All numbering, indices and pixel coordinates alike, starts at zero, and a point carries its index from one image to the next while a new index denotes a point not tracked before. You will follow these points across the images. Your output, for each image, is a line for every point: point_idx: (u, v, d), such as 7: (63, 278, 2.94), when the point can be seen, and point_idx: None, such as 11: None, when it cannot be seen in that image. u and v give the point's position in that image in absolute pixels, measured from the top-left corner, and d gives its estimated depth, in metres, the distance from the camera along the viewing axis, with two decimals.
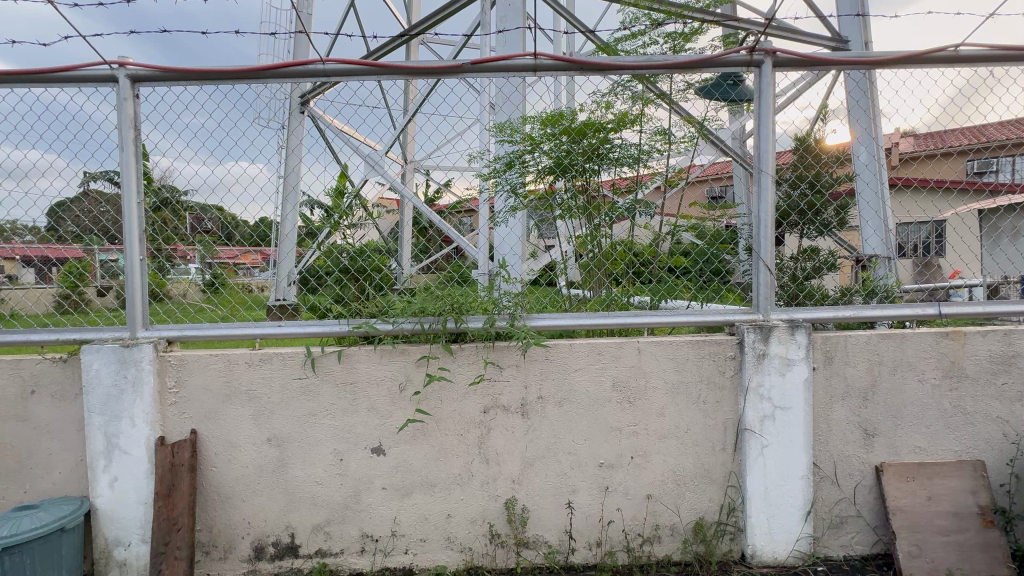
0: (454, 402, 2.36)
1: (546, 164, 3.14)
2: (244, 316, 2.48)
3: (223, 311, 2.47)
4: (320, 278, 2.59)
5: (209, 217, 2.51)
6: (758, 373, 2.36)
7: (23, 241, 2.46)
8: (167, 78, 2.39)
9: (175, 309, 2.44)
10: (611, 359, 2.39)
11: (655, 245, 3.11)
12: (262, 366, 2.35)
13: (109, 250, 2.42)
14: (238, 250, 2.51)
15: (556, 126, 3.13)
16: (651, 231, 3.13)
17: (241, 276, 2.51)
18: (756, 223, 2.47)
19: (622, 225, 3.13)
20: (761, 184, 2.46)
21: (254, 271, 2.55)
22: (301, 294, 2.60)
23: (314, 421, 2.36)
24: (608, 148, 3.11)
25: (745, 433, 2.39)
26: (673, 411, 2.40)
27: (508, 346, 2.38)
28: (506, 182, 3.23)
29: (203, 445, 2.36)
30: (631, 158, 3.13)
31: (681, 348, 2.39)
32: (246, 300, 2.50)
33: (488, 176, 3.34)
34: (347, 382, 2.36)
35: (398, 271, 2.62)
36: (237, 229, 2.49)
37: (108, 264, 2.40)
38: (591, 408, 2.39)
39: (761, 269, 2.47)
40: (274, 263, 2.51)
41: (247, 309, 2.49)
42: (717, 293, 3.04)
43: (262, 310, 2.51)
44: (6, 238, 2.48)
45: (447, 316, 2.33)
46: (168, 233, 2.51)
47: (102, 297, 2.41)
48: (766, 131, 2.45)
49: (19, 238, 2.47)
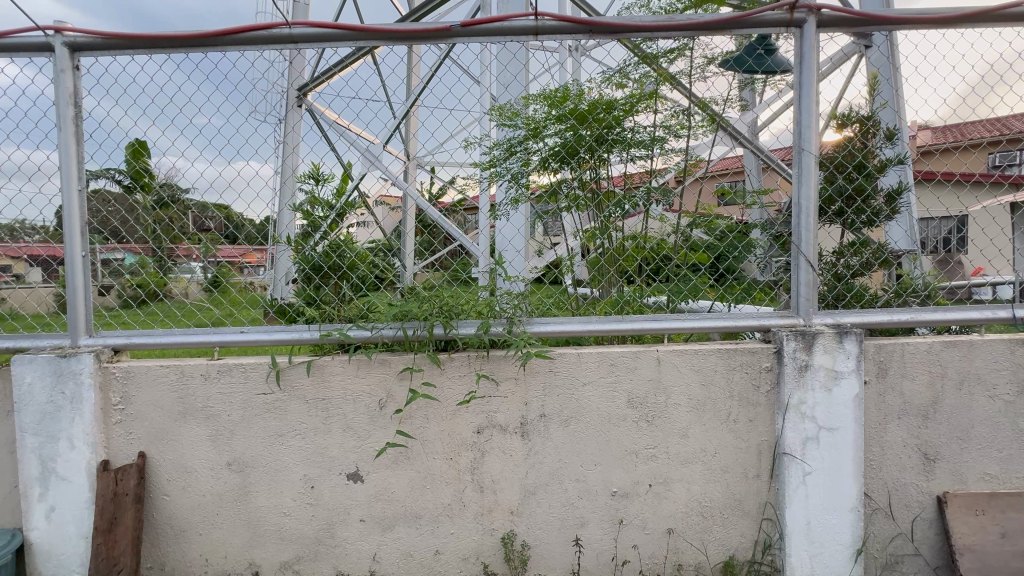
0: (443, 422, 2.03)
1: (551, 149, 2.79)
2: (239, 321, 2.19)
3: (217, 313, 2.16)
4: (312, 277, 2.28)
5: (210, 216, 2.21)
6: (799, 389, 2.01)
7: (32, 240, 2.13)
8: (111, 45, 2.07)
9: (178, 311, 2.15)
10: (626, 371, 2.04)
11: (672, 239, 2.74)
12: (220, 379, 2.03)
13: (112, 249, 2.18)
14: (238, 249, 2.19)
15: (561, 108, 2.81)
16: (667, 224, 2.75)
17: (241, 275, 2.17)
18: (796, 212, 2.10)
19: (635, 218, 2.77)
20: (802, 164, 2.08)
21: (258, 270, 2.23)
22: (300, 291, 2.28)
23: (281, 442, 2.04)
24: (618, 131, 2.75)
25: (784, 458, 2.03)
26: (699, 431, 2.06)
27: (505, 357, 2.03)
28: (506, 171, 2.92)
29: (153, 470, 2.04)
30: (645, 143, 2.77)
31: (707, 359, 2.04)
32: (243, 300, 2.19)
33: (487, 165, 2.99)
34: (318, 398, 2.03)
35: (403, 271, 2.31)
36: (241, 229, 2.20)
37: (114, 264, 2.17)
38: (603, 428, 2.05)
39: (801, 265, 2.10)
40: (273, 262, 2.28)
41: (243, 312, 2.18)
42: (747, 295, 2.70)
43: (258, 313, 2.23)
44: (12, 235, 2.14)
45: (434, 321, 2.00)
46: (174, 232, 2.21)
47: (103, 297, 2.15)
48: (809, 102, 2.08)
49: (27, 237, 2.13)
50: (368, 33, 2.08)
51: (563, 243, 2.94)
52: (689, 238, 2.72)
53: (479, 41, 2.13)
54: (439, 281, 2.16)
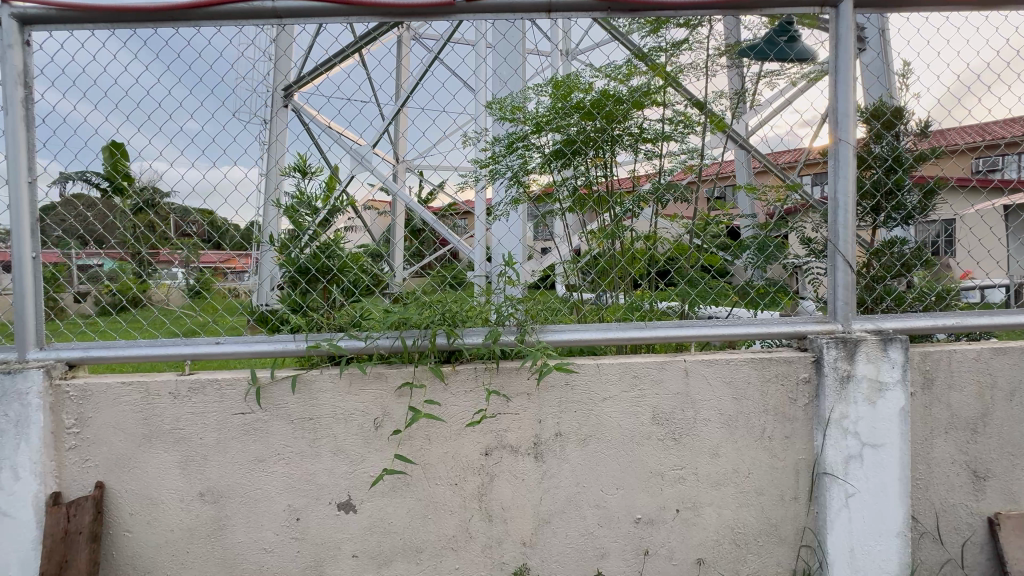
0: (447, 443, 1.80)
1: (557, 145, 2.57)
2: (216, 332, 1.92)
3: (193, 322, 1.94)
4: (298, 281, 2.07)
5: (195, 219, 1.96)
6: (841, 402, 1.82)
7: None
8: (67, 18, 1.83)
9: (146, 319, 1.92)
10: (651, 384, 1.84)
11: (683, 240, 2.53)
12: (191, 398, 1.78)
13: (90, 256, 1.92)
14: (223, 254, 2.00)
15: (568, 100, 2.60)
16: (680, 225, 2.55)
17: (227, 281, 2.00)
18: (834, 207, 1.92)
19: (645, 212, 2.57)
20: (840, 155, 1.91)
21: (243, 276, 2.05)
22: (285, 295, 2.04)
23: (263, 468, 1.79)
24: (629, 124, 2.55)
25: (825, 479, 1.84)
26: (731, 450, 1.86)
27: (516, 369, 1.81)
28: (506, 169, 2.71)
29: (113, 502, 1.78)
30: (658, 136, 2.58)
31: (739, 370, 1.85)
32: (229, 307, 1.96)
33: (485, 163, 2.74)
34: (305, 418, 1.79)
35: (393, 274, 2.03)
36: (226, 236, 1.96)
37: (93, 272, 1.91)
38: (626, 448, 1.84)
39: (839, 265, 1.93)
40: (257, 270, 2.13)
41: (222, 321, 1.93)
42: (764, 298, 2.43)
43: (237, 321, 1.97)
44: None
45: (437, 330, 1.79)
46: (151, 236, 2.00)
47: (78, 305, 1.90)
48: (847, 88, 1.91)
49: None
50: (361, 7, 1.86)
51: (553, 250, 2.68)
52: (712, 236, 2.50)
53: (485, 17, 1.93)
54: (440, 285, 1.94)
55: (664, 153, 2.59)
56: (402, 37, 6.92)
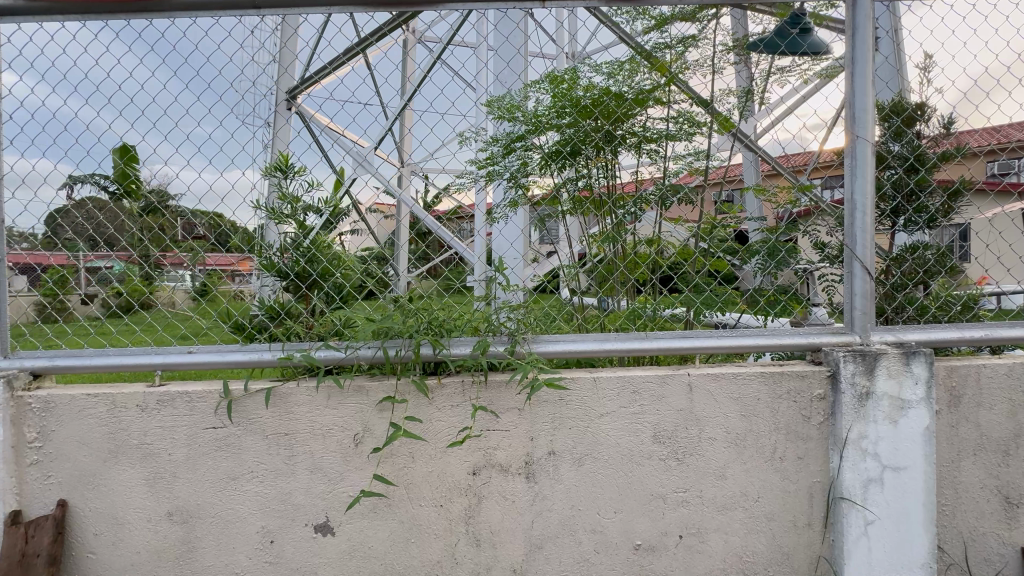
0: (432, 462, 1.67)
1: (555, 146, 2.46)
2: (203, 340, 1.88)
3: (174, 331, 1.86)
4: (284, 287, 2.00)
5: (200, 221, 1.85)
6: (859, 420, 1.67)
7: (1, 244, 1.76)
8: (36, 9, 1.75)
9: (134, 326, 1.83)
10: (652, 400, 1.70)
11: (690, 244, 2.37)
12: (160, 411, 1.67)
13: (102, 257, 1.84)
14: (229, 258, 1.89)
15: (569, 100, 2.45)
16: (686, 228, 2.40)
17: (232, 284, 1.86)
18: (851, 209, 1.78)
19: (648, 216, 2.41)
20: (857, 153, 1.77)
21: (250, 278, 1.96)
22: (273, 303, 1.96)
23: (235, 487, 1.68)
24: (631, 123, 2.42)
25: (842, 504, 1.69)
26: (739, 472, 1.72)
27: (506, 383, 1.68)
28: (503, 170, 2.53)
29: (77, 522, 1.67)
30: (664, 135, 2.43)
31: (748, 385, 1.71)
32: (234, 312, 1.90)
33: (482, 164, 2.51)
34: (280, 433, 1.68)
35: (394, 278, 1.94)
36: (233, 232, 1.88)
37: (103, 273, 1.84)
38: (624, 468, 1.71)
39: (856, 271, 1.78)
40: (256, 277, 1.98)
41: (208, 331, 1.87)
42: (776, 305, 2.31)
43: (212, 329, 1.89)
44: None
45: (421, 339, 1.67)
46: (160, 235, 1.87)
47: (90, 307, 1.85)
48: (864, 81, 1.77)
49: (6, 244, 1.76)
50: None
51: (558, 252, 2.57)
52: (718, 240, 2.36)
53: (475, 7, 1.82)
54: (427, 292, 1.81)
55: (668, 154, 2.43)
56: (407, 40, 6.85)
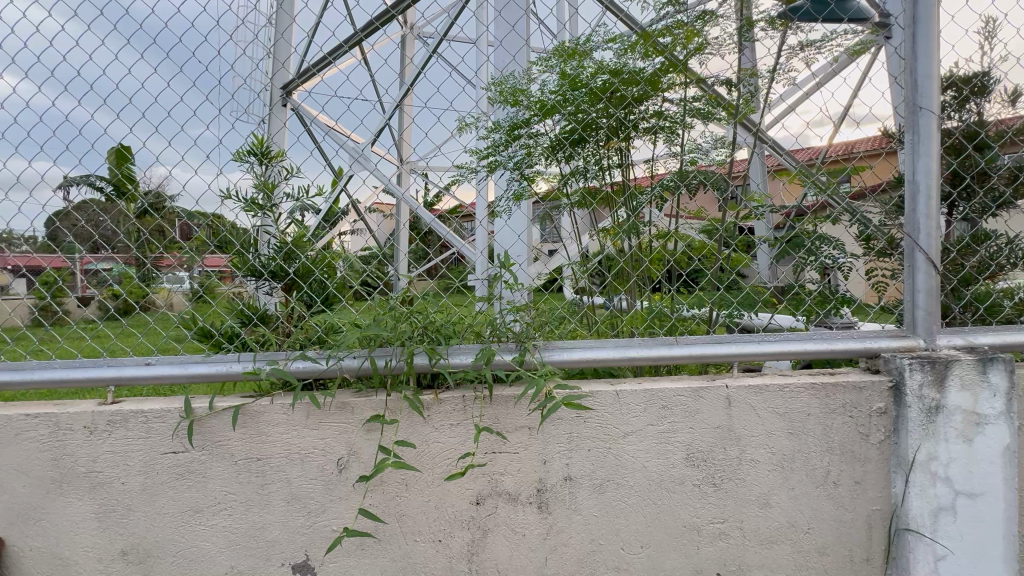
0: (428, 492, 1.43)
1: (561, 134, 2.11)
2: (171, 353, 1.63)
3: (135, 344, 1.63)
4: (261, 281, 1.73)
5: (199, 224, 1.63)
6: (929, 440, 1.42)
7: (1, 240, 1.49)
8: None
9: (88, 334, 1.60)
10: (684, 417, 1.46)
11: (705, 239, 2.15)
12: (110, 434, 1.43)
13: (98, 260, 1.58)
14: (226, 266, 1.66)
15: (578, 85, 2.17)
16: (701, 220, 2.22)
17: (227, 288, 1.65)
18: (912, 192, 1.54)
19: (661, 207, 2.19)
20: (919, 127, 1.53)
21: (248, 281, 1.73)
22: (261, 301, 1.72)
23: (200, 521, 1.44)
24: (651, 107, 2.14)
25: (908, 537, 1.44)
26: (786, 499, 1.48)
27: (513, 399, 1.44)
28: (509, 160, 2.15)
29: (16, 563, 1.43)
30: (680, 118, 2.18)
31: (797, 398, 1.46)
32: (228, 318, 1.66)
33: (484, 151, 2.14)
34: (252, 459, 1.44)
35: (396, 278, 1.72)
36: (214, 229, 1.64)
37: (103, 277, 1.58)
38: (653, 496, 1.46)
39: (918, 264, 1.54)
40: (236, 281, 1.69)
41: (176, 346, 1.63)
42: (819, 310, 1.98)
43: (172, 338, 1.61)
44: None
45: (414, 348, 1.43)
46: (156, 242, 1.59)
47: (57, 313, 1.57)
48: (929, 43, 1.52)
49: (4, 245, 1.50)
50: None
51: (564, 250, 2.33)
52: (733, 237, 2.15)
53: None
54: (422, 292, 1.58)
55: (686, 141, 2.19)
56: (405, 35, 6.59)
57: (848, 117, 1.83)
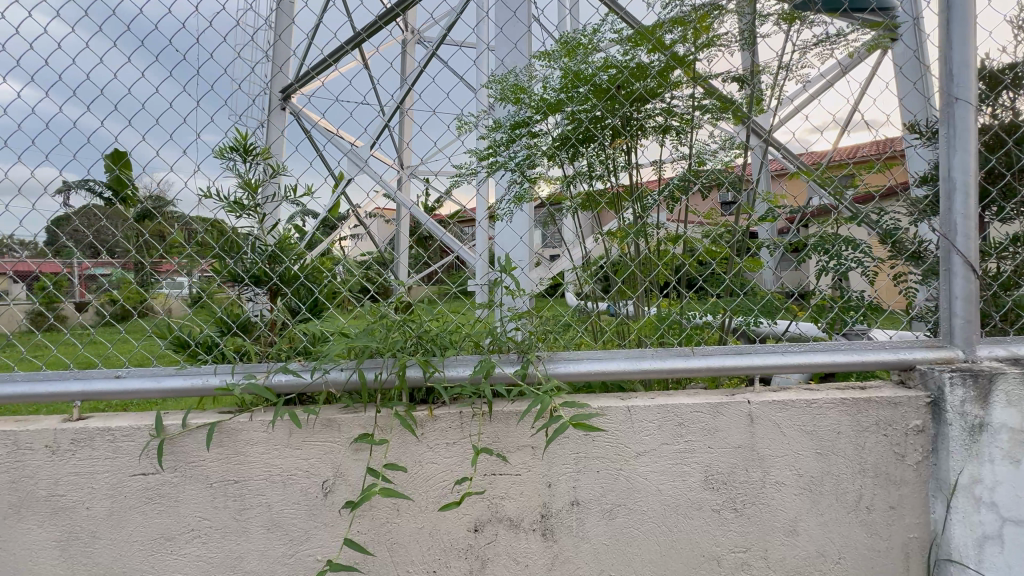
0: (422, 518, 1.31)
1: (561, 133, 2.01)
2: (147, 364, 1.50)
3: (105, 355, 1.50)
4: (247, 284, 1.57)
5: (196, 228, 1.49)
6: (973, 462, 1.30)
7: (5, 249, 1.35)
8: None
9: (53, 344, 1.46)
10: (702, 435, 1.34)
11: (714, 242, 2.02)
12: (73, 453, 1.30)
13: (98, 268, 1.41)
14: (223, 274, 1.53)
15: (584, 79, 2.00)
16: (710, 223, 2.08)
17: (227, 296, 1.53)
18: (949, 189, 1.42)
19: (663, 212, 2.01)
20: (955, 120, 1.41)
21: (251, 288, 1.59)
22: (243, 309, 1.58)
23: (172, 549, 1.31)
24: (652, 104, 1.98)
25: (949, 568, 1.31)
26: (814, 526, 1.34)
27: (515, 415, 1.32)
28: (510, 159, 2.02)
29: None
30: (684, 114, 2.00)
31: (825, 415, 1.34)
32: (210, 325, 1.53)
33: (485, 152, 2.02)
34: (229, 481, 1.31)
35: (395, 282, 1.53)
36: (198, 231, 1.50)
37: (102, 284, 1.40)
38: (668, 523, 1.34)
39: (955, 268, 1.42)
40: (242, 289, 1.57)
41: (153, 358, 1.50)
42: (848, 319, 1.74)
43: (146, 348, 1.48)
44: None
45: (406, 359, 1.31)
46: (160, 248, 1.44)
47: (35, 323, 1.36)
48: (965, 29, 1.41)
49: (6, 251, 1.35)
50: None
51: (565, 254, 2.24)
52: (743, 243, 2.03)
53: None
54: (417, 298, 1.48)
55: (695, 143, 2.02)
56: (405, 38, 6.50)
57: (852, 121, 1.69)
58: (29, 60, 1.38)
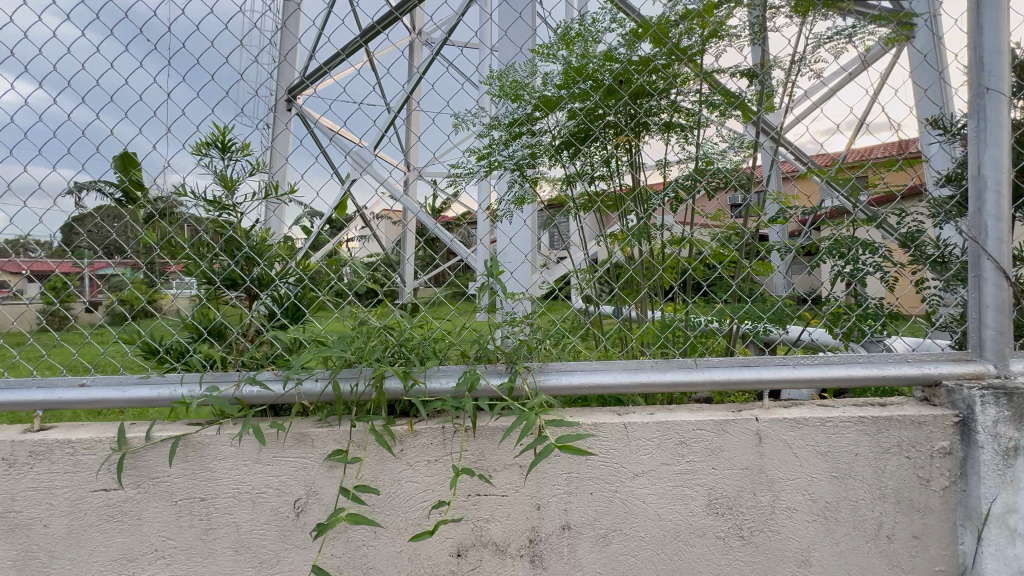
0: (400, 543, 1.21)
1: (569, 129, 1.84)
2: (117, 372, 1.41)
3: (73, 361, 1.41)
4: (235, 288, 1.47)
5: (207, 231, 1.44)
6: (1007, 489, 1.17)
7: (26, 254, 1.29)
8: None
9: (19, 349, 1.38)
10: (705, 456, 1.22)
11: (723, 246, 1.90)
12: (29, 467, 1.22)
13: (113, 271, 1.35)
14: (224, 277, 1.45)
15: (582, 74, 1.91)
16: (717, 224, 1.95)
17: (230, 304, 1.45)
18: (981, 187, 1.30)
19: (672, 212, 1.89)
20: (986, 112, 1.29)
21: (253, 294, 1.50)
22: (234, 311, 1.45)
23: (134, 570, 1.23)
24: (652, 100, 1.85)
25: None
26: (829, 556, 1.23)
27: (501, 431, 1.22)
28: (509, 158, 1.86)
29: None
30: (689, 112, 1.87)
31: (842, 435, 1.22)
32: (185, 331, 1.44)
33: (483, 154, 1.86)
34: (195, 499, 1.23)
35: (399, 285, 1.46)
36: (175, 230, 1.43)
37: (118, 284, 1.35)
38: (668, 550, 1.23)
39: (986, 274, 1.29)
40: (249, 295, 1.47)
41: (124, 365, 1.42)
42: (867, 329, 1.63)
43: None
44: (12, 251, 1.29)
45: (384, 371, 1.21)
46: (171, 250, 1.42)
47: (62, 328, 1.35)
48: (998, 13, 1.29)
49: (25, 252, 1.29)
50: None
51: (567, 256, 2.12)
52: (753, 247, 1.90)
53: None
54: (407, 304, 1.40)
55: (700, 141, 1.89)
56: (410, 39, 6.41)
57: (866, 125, 1.55)
58: (10, 55, 1.34)
